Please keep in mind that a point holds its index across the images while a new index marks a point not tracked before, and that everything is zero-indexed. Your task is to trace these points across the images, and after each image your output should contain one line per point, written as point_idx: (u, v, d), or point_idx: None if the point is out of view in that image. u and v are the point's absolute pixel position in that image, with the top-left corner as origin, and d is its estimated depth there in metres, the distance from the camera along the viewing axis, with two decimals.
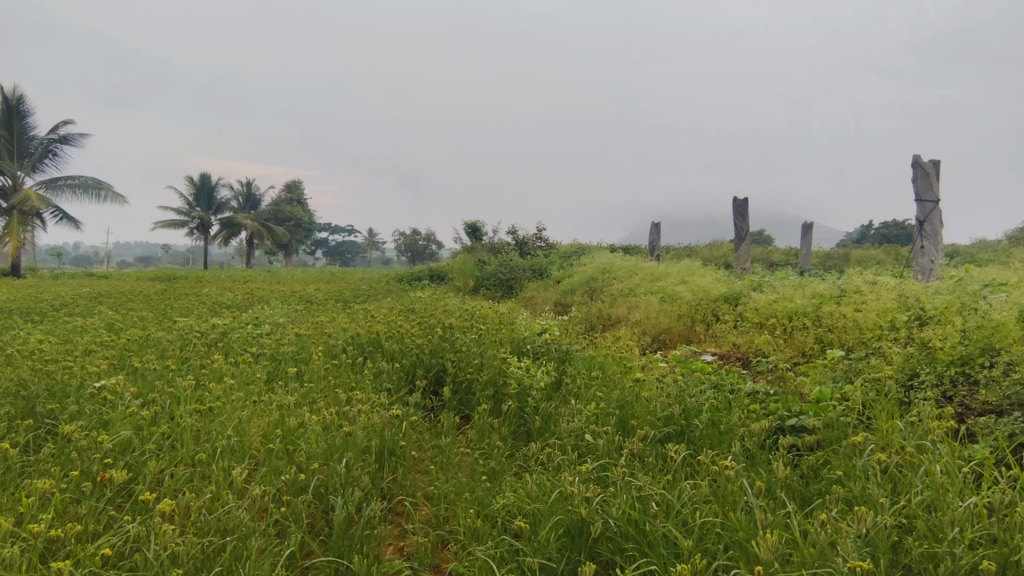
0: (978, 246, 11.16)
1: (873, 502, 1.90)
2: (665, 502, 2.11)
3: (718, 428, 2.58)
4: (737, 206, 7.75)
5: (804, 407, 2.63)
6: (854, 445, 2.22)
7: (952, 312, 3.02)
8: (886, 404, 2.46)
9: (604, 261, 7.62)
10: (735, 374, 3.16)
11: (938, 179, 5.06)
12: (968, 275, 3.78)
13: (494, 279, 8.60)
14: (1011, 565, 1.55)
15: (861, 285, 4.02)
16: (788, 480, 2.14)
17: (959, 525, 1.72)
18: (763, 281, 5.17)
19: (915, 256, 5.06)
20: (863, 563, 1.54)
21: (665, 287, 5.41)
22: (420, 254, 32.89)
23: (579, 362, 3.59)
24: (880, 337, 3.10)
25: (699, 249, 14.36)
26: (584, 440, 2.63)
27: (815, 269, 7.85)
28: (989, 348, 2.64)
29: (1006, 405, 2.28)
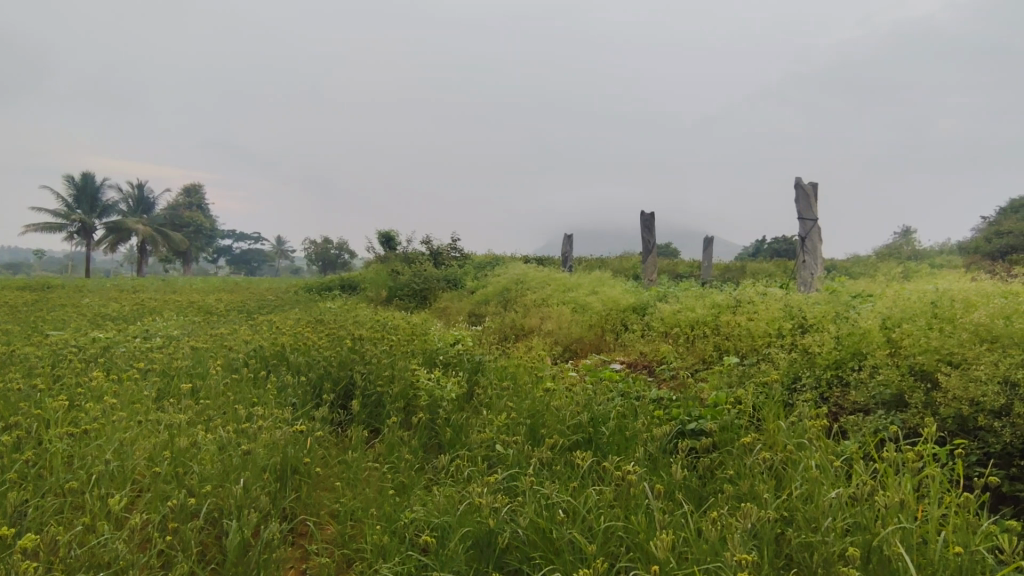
0: (852, 260, 12.34)
1: (759, 499, 2.04)
2: (571, 509, 2.16)
3: (624, 434, 2.67)
4: (644, 219, 8.11)
5: (702, 411, 2.79)
6: (744, 445, 2.38)
7: (828, 320, 3.32)
8: (772, 406, 2.66)
9: (518, 271, 7.73)
10: (640, 381, 3.30)
11: (816, 200, 5.55)
12: (841, 287, 4.17)
13: (407, 289, 8.49)
14: (873, 550, 1.71)
15: (752, 295, 4.33)
16: (685, 481, 2.25)
17: (831, 515, 1.88)
18: (668, 291, 5.44)
19: (798, 269, 5.52)
20: (748, 556, 1.65)
21: (576, 297, 5.58)
22: (334, 263, 31.82)
23: (491, 372, 3.62)
24: (768, 344, 3.35)
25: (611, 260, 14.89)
26: (495, 450, 2.65)
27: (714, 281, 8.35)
28: (859, 353, 2.93)
29: (871, 404, 2.53)
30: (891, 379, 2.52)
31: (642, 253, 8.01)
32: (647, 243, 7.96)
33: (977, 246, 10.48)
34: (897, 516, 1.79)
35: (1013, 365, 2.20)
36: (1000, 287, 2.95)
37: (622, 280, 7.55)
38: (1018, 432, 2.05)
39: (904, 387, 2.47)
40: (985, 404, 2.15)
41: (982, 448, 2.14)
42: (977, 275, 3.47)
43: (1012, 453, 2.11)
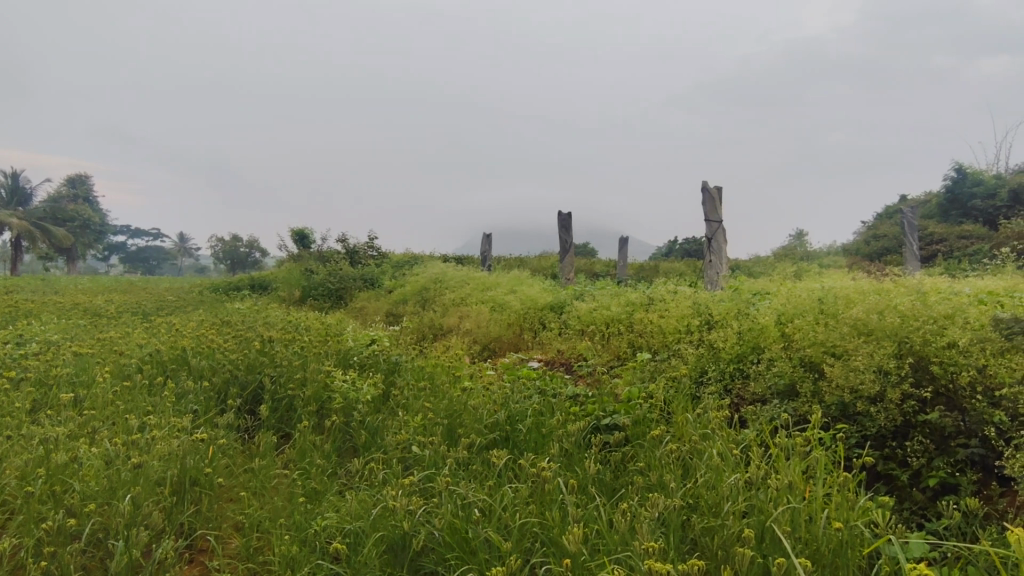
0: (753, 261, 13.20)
1: (666, 489, 2.12)
2: (487, 507, 2.16)
3: (540, 431, 2.70)
4: (562, 219, 8.28)
5: (616, 406, 2.87)
6: (654, 438, 2.47)
7: (731, 317, 3.53)
8: (680, 399, 2.79)
9: (438, 270, 7.68)
10: (557, 379, 3.36)
11: (721, 203, 5.88)
12: (743, 285, 4.45)
13: (322, 289, 8.20)
14: (766, 531, 1.83)
15: (664, 293, 4.52)
16: (598, 474, 2.31)
17: (731, 500, 1.99)
18: (585, 290, 5.58)
19: (704, 268, 5.83)
20: (654, 544, 1.72)
21: (496, 296, 5.60)
22: (244, 262, 30.18)
23: (408, 372, 3.56)
24: (677, 339, 3.51)
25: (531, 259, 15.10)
26: (411, 452, 2.61)
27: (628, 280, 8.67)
28: (758, 347, 3.13)
29: (768, 394, 2.72)
30: (785, 370, 2.71)
31: (560, 253, 8.18)
32: (565, 243, 8.14)
33: (858, 249, 11.54)
34: (787, 497, 1.93)
35: (885, 355, 2.43)
36: (875, 285, 3.25)
37: (542, 279, 7.67)
38: (890, 416, 2.27)
39: (795, 378, 2.67)
40: (863, 391, 2.35)
41: (861, 431, 2.34)
42: (857, 275, 3.80)
43: (885, 435, 2.33)
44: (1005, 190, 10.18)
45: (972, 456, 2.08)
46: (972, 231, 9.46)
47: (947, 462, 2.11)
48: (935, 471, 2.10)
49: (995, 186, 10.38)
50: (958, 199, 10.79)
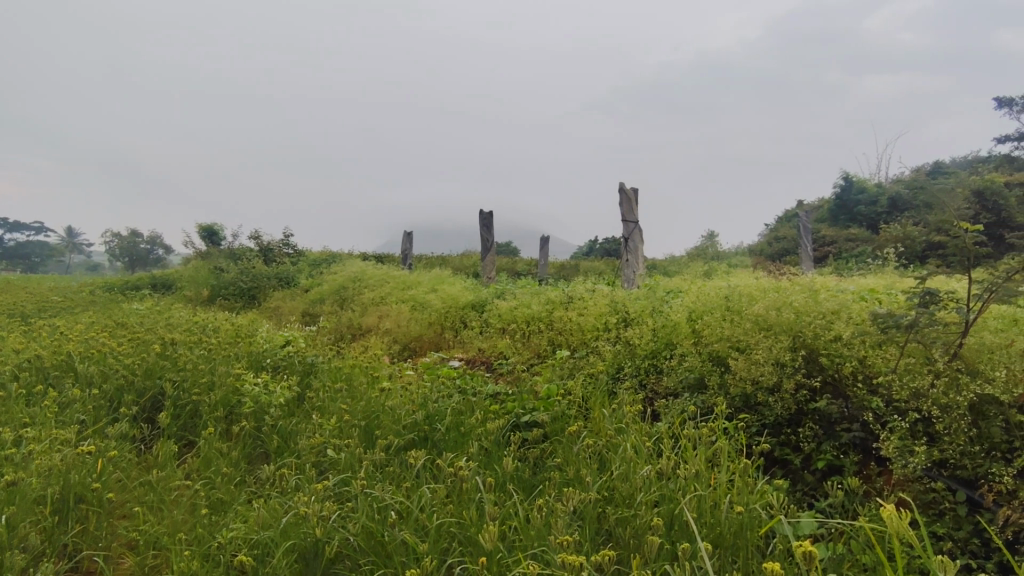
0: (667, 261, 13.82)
1: (582, 483, 2.15)
2: (403, 509, 2.11)
3: (459, 430, 2.68)
4: (484, 218, 8.28)
5: (536, 403, 2.90)
6: (571, 433, 2.51)
7: (645, 314, 3.66)
8: (597, 395, 2.86)
9: (357, 269, 7.48)
10: (477, 377, 3.36)
11: (637, 205, 6.10)
12: (656, 284, 4.63)
13: (232, 288, 7.78)
14: (674, 519, 1.90)
15: (583, 290, 4.61)
16: (517, 471, 2.32)
17: (642, 491, 2.05)
18: (506, 289, 5.61)
19: (621, 267, 6.02)
20: (569, 537, 1.74)
21: (416, 295, 5.54)
22: (147, 259, 28.12)
23: (324, 374, 3.44)
24: (595, 337, 3.60)
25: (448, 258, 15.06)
26: (326, 455, 2.52)
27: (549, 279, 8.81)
28: (670, 343, 3.26)
29: (679, 388, 2.85)
30: (694, 365, 2.84)
31: (483, 252, 8.19)
32: (486, 242, 8.16)
33: (761, 250, 12.36)
34: (694, 485, 2.01)
35: (782, 348, 2.59)
36: (774, 283, 3.48)
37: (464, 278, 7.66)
38: (786, 405, 2.44)
39: (703, 372, 2.80)
40: (762, 382, 2.50)
41: (761, 420, 2.50)
42: (757, 274, 4.05)
43: (781, 422, 2.50)
44: (885, 198, 11.22)
45: (854, 439, 2.27)
46: (857, 234, 10.36)
47: (833, 445, 2.30)
48: (823, 454, 2.28)
49: (877, 194, 11.43)
50: (846, 205, 11.78)
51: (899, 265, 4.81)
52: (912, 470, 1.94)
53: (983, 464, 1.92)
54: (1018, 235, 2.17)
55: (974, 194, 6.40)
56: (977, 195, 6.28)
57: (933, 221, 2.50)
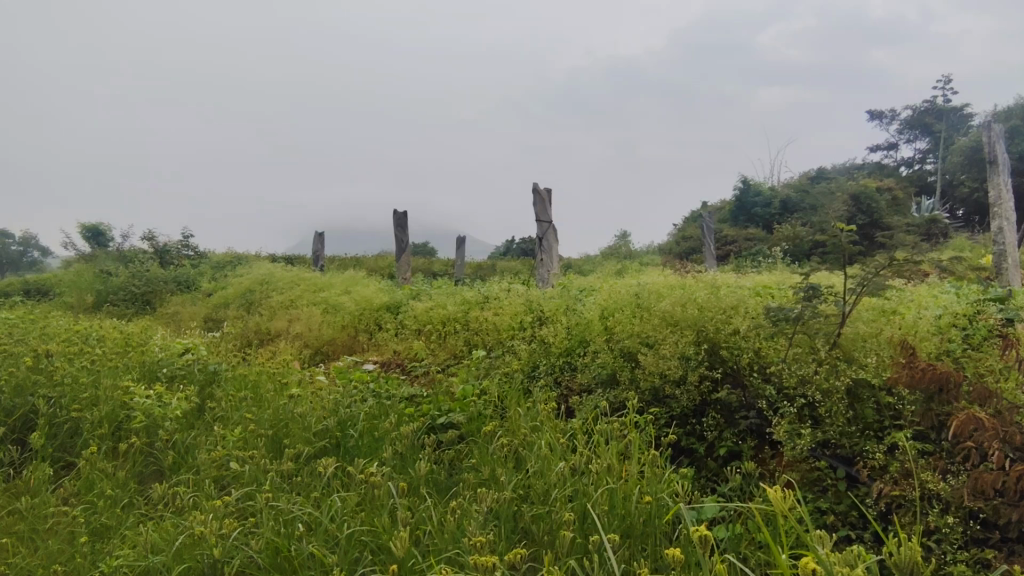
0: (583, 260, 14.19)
1: (497, 482, 2.12)
2: (312, 521, 2.00)
3: (373, 436, 2.59)
4: (399, 218, 8.14)
5: (451, 404, 2.87)
6: (487, 433, 2.49)
7: (560, 312, 3.71)
8: (513, 393, 2.86)
9: (264, 271, 7.14)
10: (392, 380, 3.28)
11: (551, 205, 6.21)
12: (570, 283, 4.73)
13: (123, 294, 7.19)
14: (586, 513, 1.90)
15: (499, 289, 4.61)
16: (432, 474, 2.27)
17: (556, 486, 2.05)
18: (421, 289, 5.53)
19: (536, 267, 6.10)
20: (483, 537, 1.71)
21: (329, 297, 5.35)
22: (24, 263, 25.40)
23: (227, 382, 3.24)
24: (510, 336, 3.61)
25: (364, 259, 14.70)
26: (228, 469, 2.37)
27: (466, 279, 8.79)
28: (584, 340, 3.32)
29: (592, 384, 2.92)
30: (607, 361, 2.91)
31: (398, 252, 8.03)
32: (401, 243, 8.02)
33: (670, 250, 12.97)
34: (606, 478, 2.04)
35: (686, 343, 2.68)
36: (679, 281, 3.64)
37: (379, 279, 7.49)
38: (691, 396, 2.55)
39: (615, 368, 2.88)
40: (669, 375, 2.60)
41: (668, 412, 2.61)
42: (664, 272, 4.23)
43: (686, 413, 2.62)
44: (777, 200, 12.11)
45: (751, 426, 2.43)
46: (755, 233, 11.12)
47: (733, 433, 2.44)
48: (724, 441, 2.42)
49: (771, 196, 12.31)
50: (745, 207, 12.60)
51: (787, 261, 5.21)
52: (800, 452, 2.09)
53: (859, 443, 2.11)
54: (885, 234, 2.39)
55: (850, 197, 7.04)
56: (852, 197, 6.90)
57: (816, 221, 2.69)
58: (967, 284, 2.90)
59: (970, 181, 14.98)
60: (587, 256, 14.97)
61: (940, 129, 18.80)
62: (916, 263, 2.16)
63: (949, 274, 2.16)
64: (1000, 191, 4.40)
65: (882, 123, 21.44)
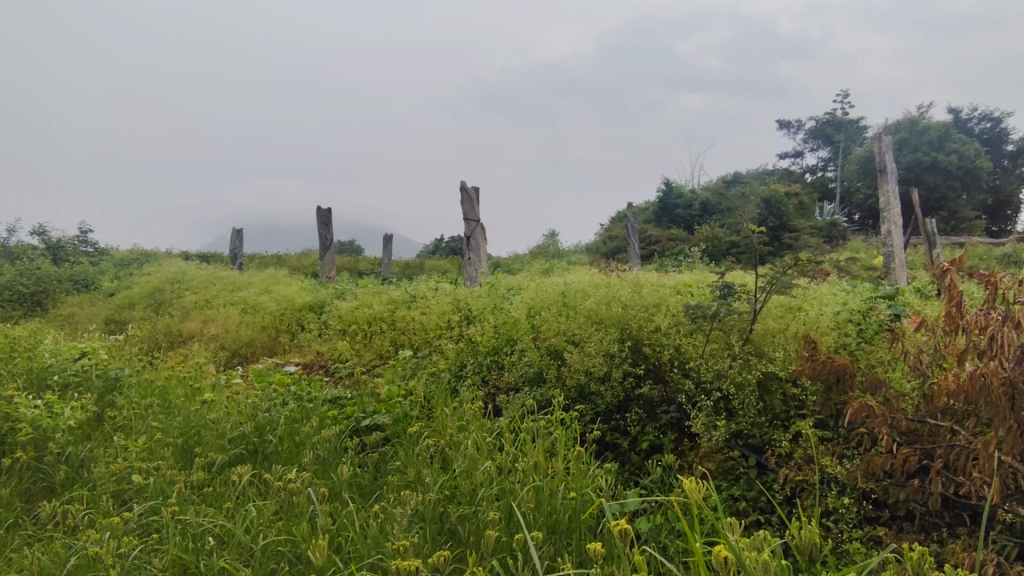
0: (512, 259, 14.29)
1: (423, 483, 2.07)
2: (225, 534, 1.88)
3: (293, 440, 2.47)
4: (323, 214, 7.87)
5: (376, 406, 2.79)
6: (413, 434, 2.43)
7: (487, 310, 3.69)
8: (440, 392, 2.82)
9: (175, 269, 6.71)
10: (314, 382, 3.16)
11: (479, 203, 6.20)
12: (498, 282, 4.74)
13: (9, 294, 6.54)
14: (512, 511, 1.89)
15: (426, 287, 4.54)
16: (355, 478, 2.20)
17: (483, 485, 2.02)
18: (346, 288, 5.37)
19: (464, 265, 6.06)
20: (407, 541, 1.66)
21: (247, 297, 5.09)
22: None
23: (130, 389, 3.01)
24: (438, 336, 3.57)
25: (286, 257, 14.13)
26: (130, 482, 2.19)
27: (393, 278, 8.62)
28: (511, 339, 3.32)
29: (519, 382, 2.93)
30: (533, 360, 2.92)
31: (322, 250, 7.77)
32: (325, 241, 7.76)
33: (597, 250, 13.30)
34: (532, 475, 2.04)
35: (611, 340, 2.73)
36: (603, 280, 3.72)
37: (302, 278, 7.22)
38: (615, 392, 2.61)
39: (541, 366, 2.90)
40: (593, 372, 2.64)
41: (593, 408, 2.66)
42: (589, 271, 4.31)
43: (611, 409, 2.68)
44: (697, 202, 12.68)
45: (671, 420, 2.52)
46: (676, 235, 11.60)
47: (654, 427, 2.52)
48: (646, 435, 2.50)
49: (691, 199, 12.88)
50: (666, 209, 13.12)
51: (704, 261, 5.46)
52: (716, 443, 2.19)
53: (768, 432, 2.24)
54: (792, 236, 2.53)
55: (761, 201, 7.48)
56: (763, 201, 7.32)
57: (731, 222, 2.81)
58: (861, 284, 3.13)
59: (865, 188, 16.30)
60: (516, 255, 15.09)
61: (840, 140, 20.36)
62: (817, 263, 2.31)
63: (847, 274, 2.33)
64: (889, 198, 4.80)
65: (791, 132, 22.95)
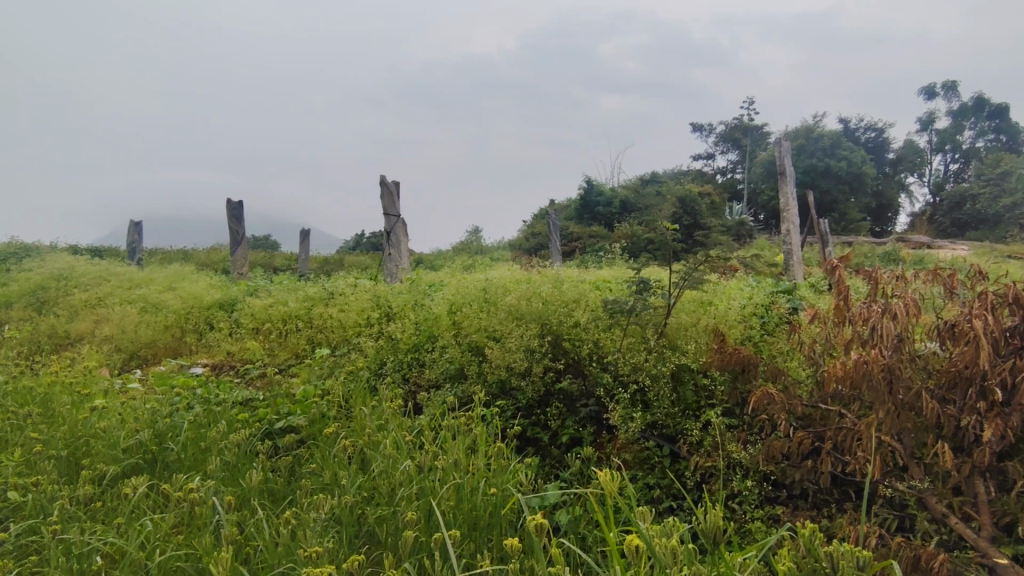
0: (435, 254, 14.16)
1: (339, 486, 1.99)
2: (117, 552, 1.73)
3: (198, 446, 2.32)
4: (233, 207, 7.44)
5: (291, 407, 2.66)
6: (329, 435, 2.34)
7: (408, 307, 3.62)
8: (359, 391, 2.74)
9: (62, 265, 6.12)
10: (223, 384, 2.98)
11: (399, 198, 6.08)
12: (419, 278, 4.66)
13: None
14: (432, 510, 1.85)
15: (345, 284, 4.40)
16: (266, 484, 2.09)
17: (403, 485, 1.98)
18: (259, 285, 5.11)
19: (384, 262, 5.92)
20: (320, 547, 1.58)
21: (146, 294, 4.73)
22: None
23: (6, 398, 2.71)
24: (357, 334, 3.47)
25: (192, 253, 13.25)
26: (5, 501, 1.97)
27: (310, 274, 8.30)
28: (432, 336, 3.28)
29: (441, 380, 2.90)
30: (454, 356, 2.90)
31: (233, 245, 7.34)
32: (236, 235, 7.35)
33: (520, 246, 13.43)
34: (453, 473, 2.01)
35: (532, 336, 2.76)
36: (524, 275, 3.75)
37: (210, 274, 6.80)
38: (535, 387, 2.64)
39: (463, 363, 2.88)
40: (515, 368, 2.66)
41: (515, 404, 2.68)
42: (510, 267, 4.33)
43: (531, 404, 2.71)
44: (616, 200, 13.09)
45: (590, 413, 2.58)
46: (597, 231, 11.89)
47: (574, 420, 2.57)
48: (566, 429, 2.54)
49: (610, 197, 13.29)
50: (587, 206, 13.45)
51: (623, 258, 5.62)
52: (632, 434, 2.26)
53: (680, 422, 2.34)
54: (703, 234, 2.64)
55: (676, 200, 7.81)
56: (677, 200, 7.65)
57: (646, 220, 2.90)
58: (764, 280, 3.33)
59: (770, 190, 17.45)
60: (440, 251, 14.96)
61: (748, 144, 21.66)
62: (725, 260, 2.44)
63: (751, 270, 2.47)
64: (788, 200, 5.15)
65: (704, 136, 24.16)
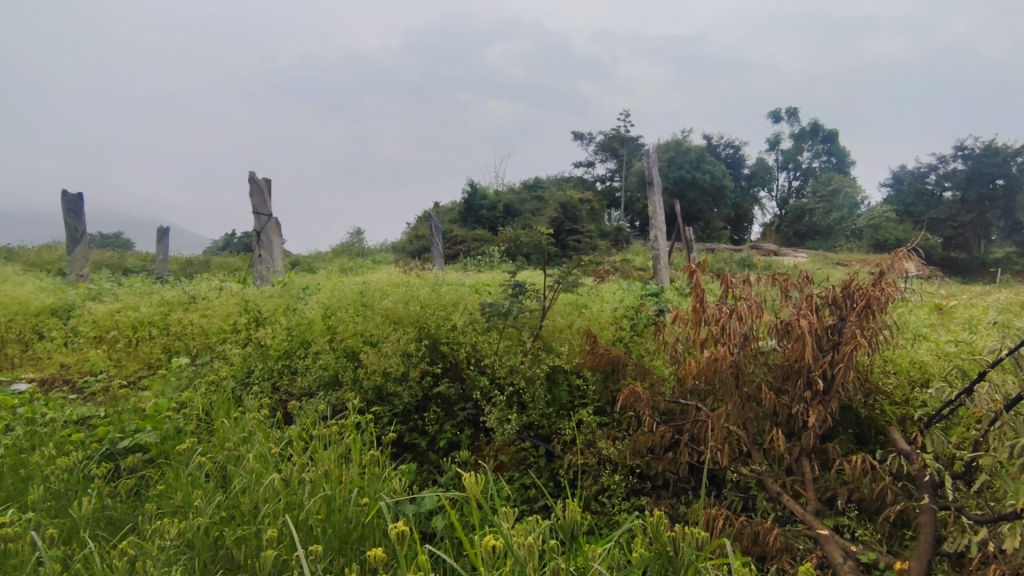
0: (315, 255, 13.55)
1: (193, 507, 1.83)
2: None
3: (17, 474, 2.02)
4: (71, 200, 6.60)
5: (139, 423, 2.41)
6: (183, 452, 2.14)
7: (279, 311, 3.41)
8: (220, 403, 2.54)
9: None
10: (54, 400, 2.63)
11: (270, 196, 5.74)
12: (292, 281, 4.44)
13: None
14: (298, 524, 1.75)
15: (208, 287, 4.07)
16: (104, 512, 1.86)
17: (267, 501, 1.85)
18: (103, 288, 4.57)
19: (254, 264, 5.57)
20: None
21: None
22: None
23: None
24: (220, 340, 3.23)
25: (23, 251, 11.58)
26: None
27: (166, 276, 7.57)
28: (305, 341, 3.11)
29: (314, 387, 2.77)
30: (328, 362, 2.78)
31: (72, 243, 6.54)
32: (75, 232, 6.54)
33: (405, 248, 13.20)
34: (323, 484, 1.93)
35: (408, 340, 2.71)
36: (402, 278, 3.68)
37: (38, 276, 5.97)
38: (412, 392, 2.60)
39: (337, 369, 2.77)
40: (391, 372, 2.60)
41: (392, 409, 2.62)
42: (389, 270, 4.24)
43: (409, 409, 2.66)
44: (501, 205, 13.32)
45: (468, 416, 2.58)
46: (481, 235, 12.00)
47: (453, 424, 2.56)
48: (444, 433, 2.53)
49: (495, 201, 13.49)
50: (473, 209, 13.54)
51: (503, 261, 5.72)
52: (508, 436, 2.30)
53: (555, 422, 2.41)
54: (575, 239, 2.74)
55: (557, 206, 8.10)
56: (557, 206, 7.91)
57: (522, 223, 2.93)
58: (634, 283, 3.53)
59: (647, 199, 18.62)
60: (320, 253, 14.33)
61: (628, 155, 22.95)
62: (595, 264, 2.55)
63: (619, 273, 2.60)
64: (655, 208, 5.51)
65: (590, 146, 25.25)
